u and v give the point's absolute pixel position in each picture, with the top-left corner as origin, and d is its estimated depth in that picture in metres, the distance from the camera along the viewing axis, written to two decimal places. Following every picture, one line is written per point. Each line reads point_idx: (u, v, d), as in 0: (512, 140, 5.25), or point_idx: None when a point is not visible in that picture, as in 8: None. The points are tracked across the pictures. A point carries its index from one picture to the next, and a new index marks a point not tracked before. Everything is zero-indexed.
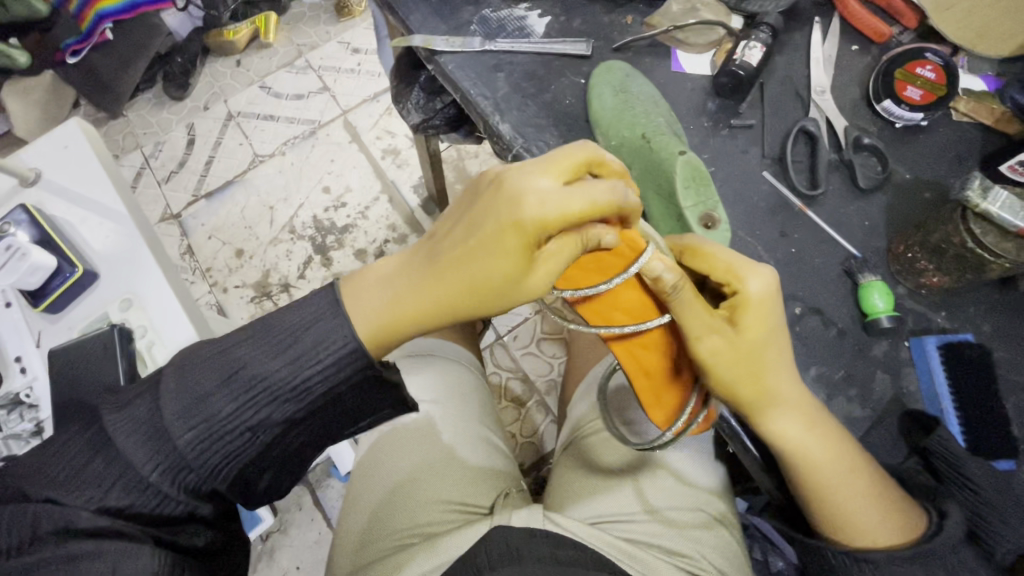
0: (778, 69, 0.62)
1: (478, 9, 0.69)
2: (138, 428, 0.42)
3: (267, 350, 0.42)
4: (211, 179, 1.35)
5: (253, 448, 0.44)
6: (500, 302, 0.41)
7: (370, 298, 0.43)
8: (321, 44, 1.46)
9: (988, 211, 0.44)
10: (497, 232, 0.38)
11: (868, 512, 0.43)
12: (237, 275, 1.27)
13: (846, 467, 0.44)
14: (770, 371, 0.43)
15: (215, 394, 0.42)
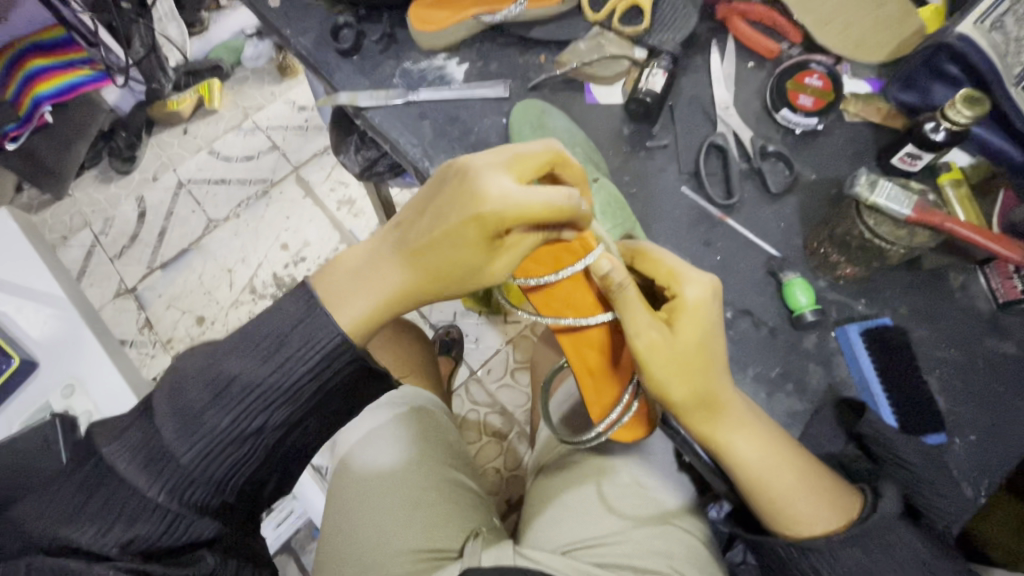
0: (684, 90, 0.66)
1: (400, 62, 0.72)
2: (134, 454, 0.42)
3: (251, 353, 0.42)
4: (164, 250, 1.33)
5: (260, 453, 0.45)
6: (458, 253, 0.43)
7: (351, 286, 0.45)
8: (267, 104, 1.48)
9: (878, 203, 0.48)
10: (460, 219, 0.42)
11: (807, 503, 0.44)
12: (200, 343, 1.25)
13: (784, 459, 0.45)
14: (713, 373, 0.44)
15: (206, 406, 0.41)
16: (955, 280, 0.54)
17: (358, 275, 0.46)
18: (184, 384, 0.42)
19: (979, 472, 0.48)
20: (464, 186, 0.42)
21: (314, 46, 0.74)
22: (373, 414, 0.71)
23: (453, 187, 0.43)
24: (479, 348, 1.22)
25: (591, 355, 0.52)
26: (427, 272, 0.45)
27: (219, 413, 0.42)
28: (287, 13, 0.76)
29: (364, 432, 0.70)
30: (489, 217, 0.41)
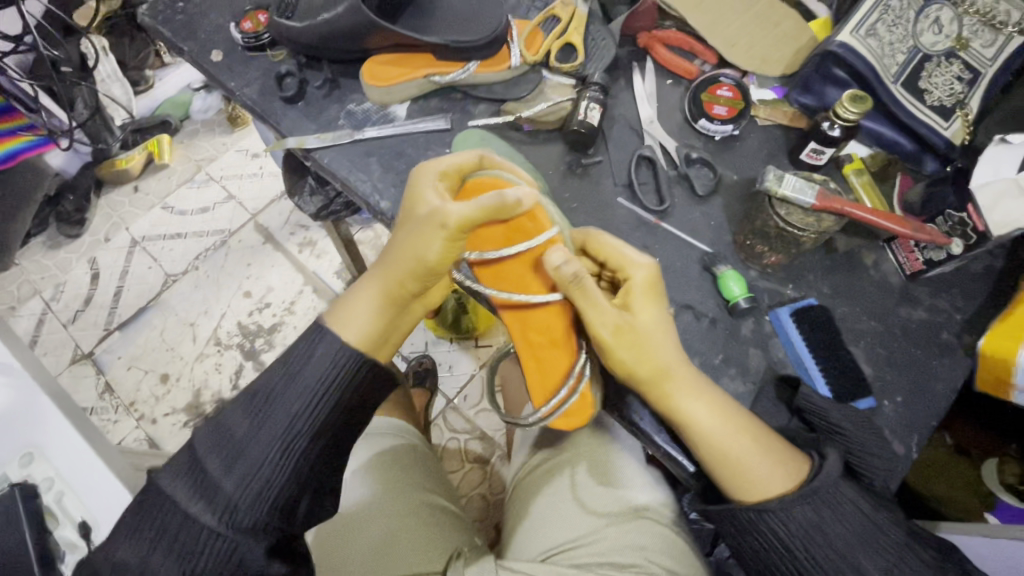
0: (612, 110, 0.71)
1: (343, 105, 0.75)
2: (183, 472, 0.44)
3: (283, 372, 0.46)
4: (121, 310, 1.31)
5: (291, 466, 0.45)
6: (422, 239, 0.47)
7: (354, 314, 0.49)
8: (220, 155, 1.49)
9: (786, 194, 0.53)
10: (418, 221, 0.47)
11: (764, 465, 0.46)
12: (167, 402, 1.22)
13: (738, 425, 0.48)
14: (665, 349, 0.48)
15: (242, 417, 0.45)
16: (868, 259, 0.60)
17: (349, 294, 0.50)
18: (227, 414, 0.46)
19: (909, 429, 0.53)
20: (423, 193, 0.47)
21: (259, 97, 0.77)
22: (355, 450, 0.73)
23: (413, 194, 0.48)
24: (452, 375, 1.23)
25: (533, 339, 0.54)
26: (408, 277, 0.48)
27: (252, 427, 0.44)
28: (231, 67, 0.79)
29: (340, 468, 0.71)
30: (448, 214, 0.45)
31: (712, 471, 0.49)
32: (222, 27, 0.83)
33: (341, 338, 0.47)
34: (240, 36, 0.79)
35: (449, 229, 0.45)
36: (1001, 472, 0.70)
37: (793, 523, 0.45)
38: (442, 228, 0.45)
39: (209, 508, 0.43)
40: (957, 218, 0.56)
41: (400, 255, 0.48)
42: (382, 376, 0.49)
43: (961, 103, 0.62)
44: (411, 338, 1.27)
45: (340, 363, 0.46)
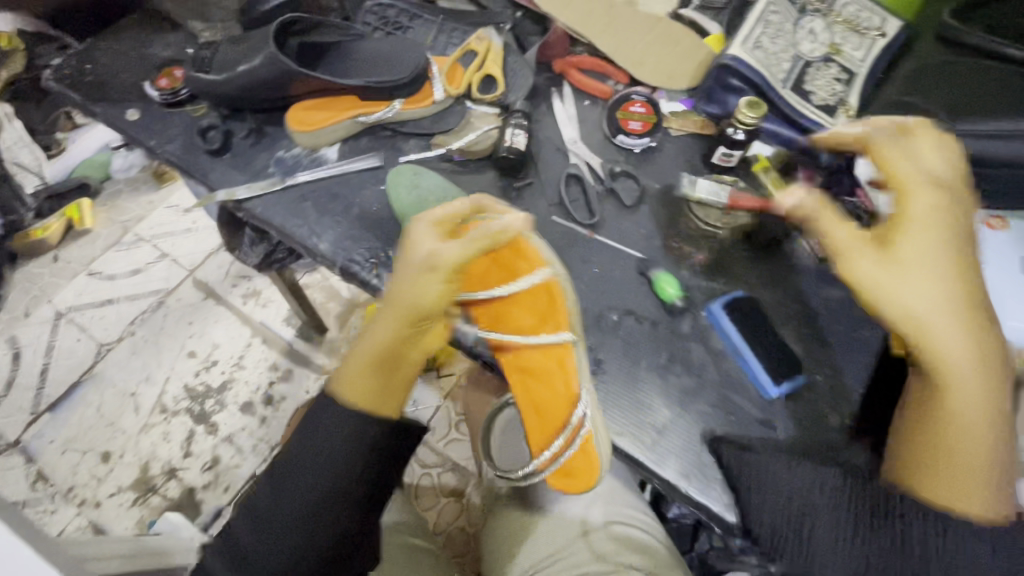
0: (538, 133, 0.75)
1: (271, 153, 0.75)
2: (224, 547, 0.48)
3: (282, 446, 0.49)
4: (49, 389, 1.22)
5: (320, 531, 0.47)
6: (412, 287, 0.49)
7: (357, 368, 0.50)
8: (149, 213, 1.43)
9: (698, 194, 0.66)
10: (412, 267, 0.49)
11: (972, 408, 0.45)
12: (110, 481, 1.14)
13: (977, 361, 0.45)
14: (902, 298, 0.46)
15: (262, 495, 0.48)
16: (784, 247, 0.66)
17: (351, 353, 0.52)
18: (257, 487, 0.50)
19: (838, 402, 0.58)
20: (416, 240, 0.50)
21: (182, 152, 0.76)
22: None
23: (407, 244, 0.51)
24: (417, 409, 1.21)
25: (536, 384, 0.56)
26: (399, 328, 0.50)
27: (273, 500, 0.48)
28: (150, 124, 0.78)
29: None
30: (422, 263, 0.49)
31: (907, 459, 0.48)
32: (137, 85, 0.81)
33: (345, 397, 0.49)
34: (156, 93, 0.78)
35: (444, 269, 0.49)
36: None
37: (970, 504, 0.46)
38: (433, 270, 0.49)
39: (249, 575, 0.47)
40: (851, 203, 0.64)
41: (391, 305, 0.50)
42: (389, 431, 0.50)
43: (842, 100, 0.69)
44: None
45: (352, 430, 0.48)
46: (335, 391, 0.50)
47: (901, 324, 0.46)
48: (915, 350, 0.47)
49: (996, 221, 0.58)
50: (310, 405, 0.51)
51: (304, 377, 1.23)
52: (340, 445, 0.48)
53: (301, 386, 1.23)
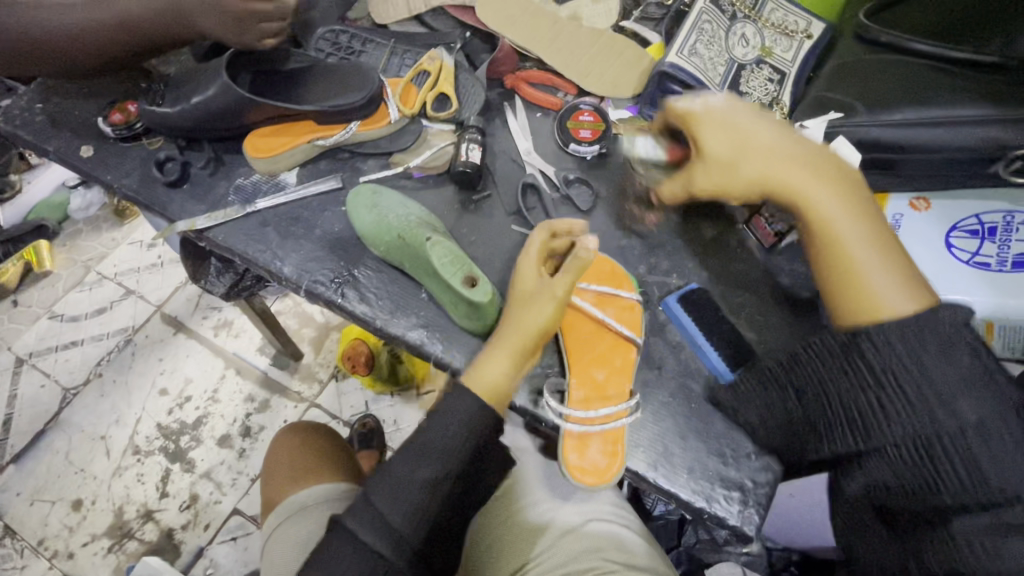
0: (494, 146, 0.77)
1: (231, 181, 0.76)
2: (360, 514, 0.52)
3: (445, 410, 0.54)
4: (13, 439, 1.18)
5: (439, 498, 0.52)
6: (540, 305, 0.57)
7: (492, 368, 0.56)
8: (111, 251, 1.40)
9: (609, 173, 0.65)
10: (531, 300, 0.58)
11: (848, 222, 0.51)
12: (83, 530, 1.10)
13: (835, 182, 0.53)
14: (793, 175, 0.53)
15: (411, 461, 0.53)
16: (732, 241, 0.70)
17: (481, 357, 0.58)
18: (395, 459, 0.54)
19: None
20: (525, 274, 0.59)
21: (140, 186, 0.76)
22: (297, 521, 0.72)
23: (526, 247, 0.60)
24: (399, 428, 1.21)
25: (592, 374, 0.59)
26: (530, 341, 0.57)
27: (415, 468, 0.52)
28: (105, 160, 0.78)
29: (288, 544, 0.70)
30: (557, 280, 0.57)
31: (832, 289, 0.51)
32: (91, 122, 0.81)
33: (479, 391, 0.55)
34: (110, 128, 0.77)
35: (563, 301, 0.57)
36: None
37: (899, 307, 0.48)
38: (554, 303, 0.57)
39: (383, 539, 0.51)
40: None
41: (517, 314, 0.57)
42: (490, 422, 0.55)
43: (776, 100, 0.74)
44: (350, 401, 1.23)
45: (472, 422, 0.54)
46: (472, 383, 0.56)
47: (762, 184, 0.54)
48: (783, 201, 0.54)
49: (919, 202, 0.63)
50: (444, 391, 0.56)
51: (282, 405, 1.22)
52: (464, 440, 0.53)
53: (279, 414, 1.21)
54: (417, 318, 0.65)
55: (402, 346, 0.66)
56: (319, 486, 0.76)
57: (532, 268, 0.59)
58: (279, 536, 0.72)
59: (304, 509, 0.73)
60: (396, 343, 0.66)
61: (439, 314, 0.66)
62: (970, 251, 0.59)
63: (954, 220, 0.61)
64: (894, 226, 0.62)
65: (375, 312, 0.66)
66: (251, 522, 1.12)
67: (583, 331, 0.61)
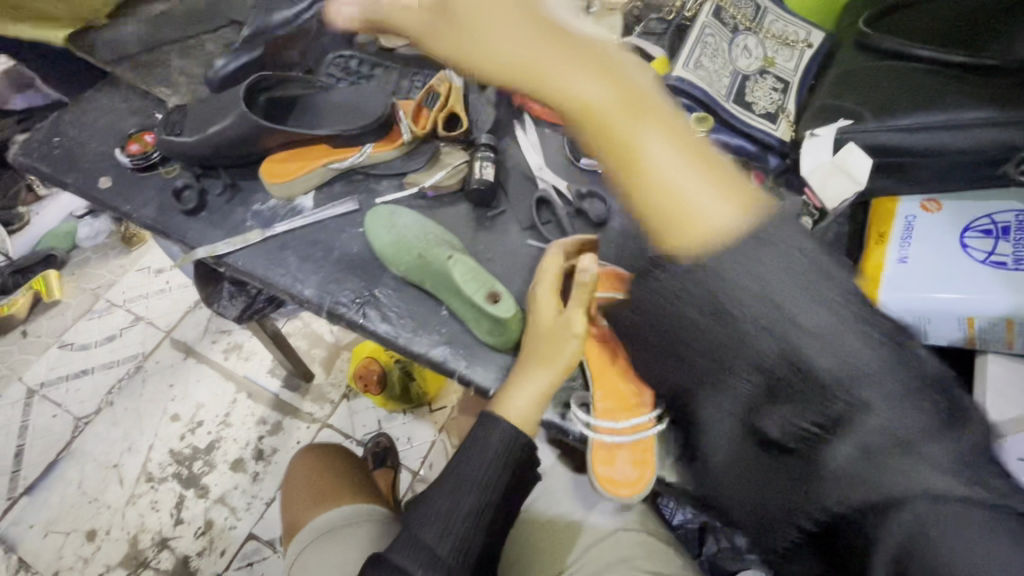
0: (506, 163, 0.79)
1: (248, 206, 0.77)
2: (399, 548, 0.52)
3: (479, 442, 0.55)
4: (25, 471, 1.18)
5: (479, 533, 0.53)
6: (558, 334, 0.56)
7: (517, 401, 0.55)
8: (119, 278, 1.41)
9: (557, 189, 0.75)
10: (548, 328, 0.57)
11: (592, 88, 0.46)
12: (98, 561, 1.10)
13: (560, 59, 0.46)
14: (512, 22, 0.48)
15: (448, 493, 0.53)
16: None
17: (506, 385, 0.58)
18: (432, 493, 0.54)
19: None
20: (539, 300, 0.59)
21: (157, 214, 0.77)
22: (324, 543, 0.72)
23: (539, 275, 0.62)
24: (415, 446, 1.21)
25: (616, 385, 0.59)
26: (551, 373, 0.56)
27: (453, 501, 0.53)
28: (122, 190, 0.79)
29: (315, 567, 0.70)
30: (572, 314, 0.56)
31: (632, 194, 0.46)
32: (107, 153, 0.83)
33: (506, 421, 0.54)
34: (128, 159, 0.79)
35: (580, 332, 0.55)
36: None
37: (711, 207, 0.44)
38: (570, 331, 0.56)
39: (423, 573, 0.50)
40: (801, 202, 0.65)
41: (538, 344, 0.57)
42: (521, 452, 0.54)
43: (781, 108, 0.76)
44: (362, 420, 1.23)
45: (508, 451, 0.54)
46: (500, 415, 0.55)
47: (521, 78, 0.47)
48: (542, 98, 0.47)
49: (930, 204, 0.64)
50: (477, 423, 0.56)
51: (295, 427, 1.22)
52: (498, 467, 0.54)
53: (292, 436, 1.21)
54: (439, 335, 0.66)
55: (425, 364, 0.67)
56: (344, 507, 0.76)
57: (550, 301, 0.59)
58: (302, 560, 0.71)
59: (331, 530, 0.73)
60: (418, 361, 0.66)
61: (460, 330, 0.66)
62: (986, 250, 0.59)
63: (967, 221, 0.61)
64: (906, 229, 0.63)
65: (397, 330, 0.66)
66: (267, 546, 1.11)
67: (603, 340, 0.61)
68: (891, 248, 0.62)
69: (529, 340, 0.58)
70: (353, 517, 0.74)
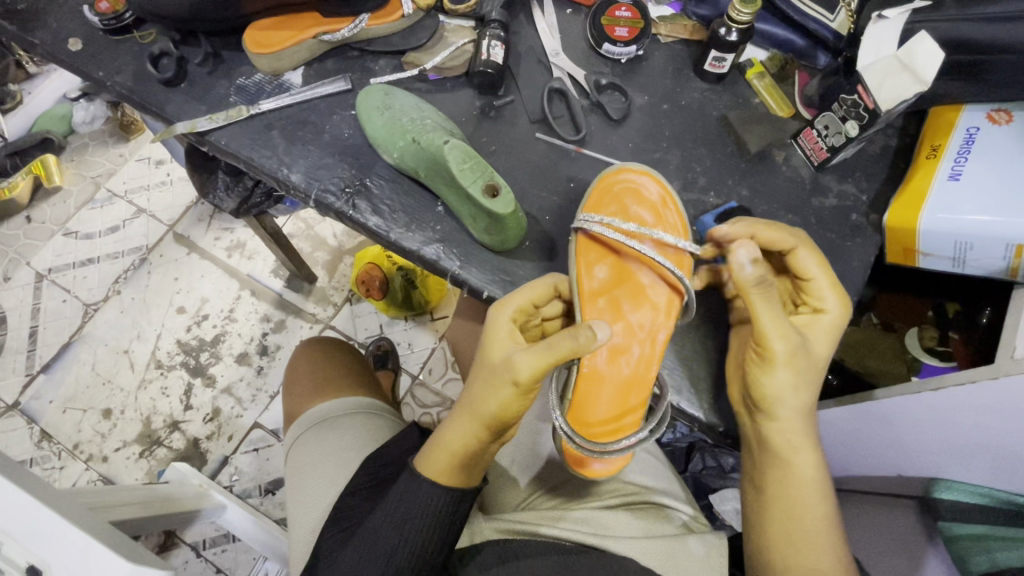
0: (519, 46, 0.70)
1: (232, 80, 0.70)
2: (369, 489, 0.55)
3: (461, 421, 0.49)
4: (41, 350, 1.20)
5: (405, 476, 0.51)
6: (500, 420, 0.47)
7: (439, 457, 0.50)
8: (119, 167, 1.35)
9: (608, 100, 0.67)
10: (474, 399, 0.48)
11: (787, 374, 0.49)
12: (115, 437, 1.15)
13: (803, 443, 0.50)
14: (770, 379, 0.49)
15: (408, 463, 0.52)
16: (779, 157, 0.64)
17: (443, 429, 0.51)
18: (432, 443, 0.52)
19: None
20: (502, 348, 0.47)
21: (135, 84, 0.70)
22: (322, 431, 0.72)
23: (484, 344, 0.48)
24: (415, 352, 1.21)
25: (610, 362, 0.54)
26: (479, 433, 0.48)
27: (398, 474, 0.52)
28: (95, 55, 0.72)
29: (313, 453, 0.70)
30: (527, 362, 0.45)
31: (766, 440, 0.51)
32: (78, 12, 0.74)
33: (422, 474, 0.50)
34: (96, 18, 0.70)
35: (522, 385, 0.44)
36: (921, 339, 0.75)
37: (805, 466, 0.49)
38: (510, 382, 0.45)
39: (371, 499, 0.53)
40: (851, 101, 0.57)
41: (436, 461, 0.50)
42: (463, 470, 0.50)
43: None
44: (365, 323, 1.23)
45: (471, 418, 0.48)
46: (421, 471, 0.51)
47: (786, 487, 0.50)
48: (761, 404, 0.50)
49: (999, 115, 0.56)
50: (428, 440, 0.52)
51: (297, 326, 1.22)
52: (433, 530, 0.50)
53: (295, 335, 1.22)
54: (434, 232, 0.62)
55: (417, 262, 0.64)
56: (343, 400, 0.76)
57: (506, 345, 0.47)
58: (300, 446, 0.72)
59: (329, 420, 0.73)
60: (410, 258, 0.63)
61: (456, 229, 0.62)
62: None
63: None
64: (965, 142, 0.56)
65: (389, 225, 0.62)
66: (271, 435, 1.16)
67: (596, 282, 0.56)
68: (942, 163, 0.56)
69: (467, 405, 0.48)
70: (347, 411, 0.74)
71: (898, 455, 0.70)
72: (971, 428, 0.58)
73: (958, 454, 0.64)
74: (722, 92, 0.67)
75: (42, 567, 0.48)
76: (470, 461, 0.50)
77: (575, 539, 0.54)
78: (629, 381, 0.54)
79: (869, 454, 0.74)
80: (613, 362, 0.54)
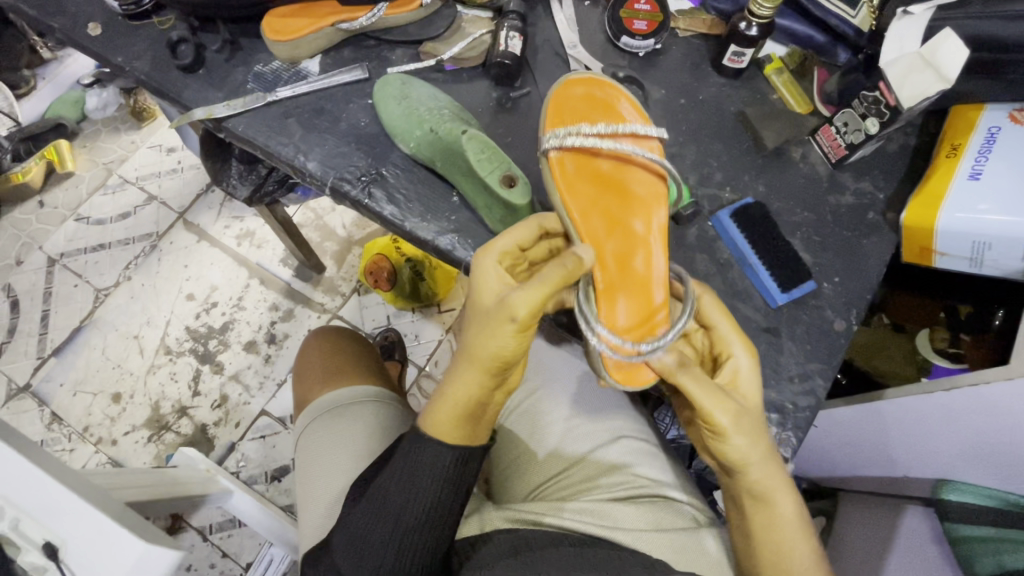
0: (536, 37, 0.69)
1: (249, 67, 0.70)
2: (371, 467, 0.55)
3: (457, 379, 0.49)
4: (53, 334, 1.22)
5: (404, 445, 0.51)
6: (503, 358, 0.46)
7: (442, 410, 0.50)
8: (131, 154, 1.36)
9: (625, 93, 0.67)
10: (472, 345, 0.47)
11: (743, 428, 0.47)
12: (124, 421, 1.16)
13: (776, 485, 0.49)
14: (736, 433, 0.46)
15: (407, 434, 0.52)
16: (796, 153, 0.64)
17: (441, 386, 0.50)
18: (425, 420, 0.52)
19: (848, 304, 0.59)
20: (489, 287, 0.47)
21: (152, 69, 0.70)
22: (333, 418, 0.73)
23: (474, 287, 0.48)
24: (421, 344, 1.21)
25: (625, 270, 0.54)
26: (482, 378, 0.48)
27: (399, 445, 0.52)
28: (113, 41, 0.72)
29: (324, 440, 0.71)
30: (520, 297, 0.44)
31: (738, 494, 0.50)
32: None
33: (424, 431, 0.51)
34: (116, 3, 0.70)
35: (521, 320, 0.44)
36: (931, 341, 0.75)
37: (786, 507, 0.49)
38: (508, 320, 0.44)
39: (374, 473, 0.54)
40: (871, 98, 0.56)
41: (441, 415, 0.50)
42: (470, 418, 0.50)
43: None
44: (373, 314, 1.23)
45: (471, 365, 0.48)
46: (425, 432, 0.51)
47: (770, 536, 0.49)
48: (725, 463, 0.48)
49: (1022, 114, 0.56)
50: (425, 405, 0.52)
51: (306, 315, 1.23)
52: (440, 492, 0.50)
53: (304, 324, 1.22)
54: (449, 223, 0.62)
55: (431, 252, 0.64)
56: (353, 387, 0.76)
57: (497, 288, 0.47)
58: (310, 433, 0.73)
59: (339, 408, 0.73)
60: (424, 248, 0.63)
61: (471, 219, 0.62)
62: None
63: None
64: (986, 141, 0.56)
65: (404, 214, 0.63)
66: (278, 422, 1.17)
67: (582, 195, 0.54)
68: (963, 161, 0.56)
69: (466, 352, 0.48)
70: (357, 398, 0.74)
71: (906, 456, 0.70)
72: (983, 429, 0.58)
73: (969, 456, 0.64)
74: (739, 88, 0.67)
75: (57, 542, 0.49)
76: (475, 407, 0.49)
77: (588, 530, 0.55)
78: (644, 289, 0.54)
79: (877, 454, 0.74)
80: (623, 273, 0.54)
